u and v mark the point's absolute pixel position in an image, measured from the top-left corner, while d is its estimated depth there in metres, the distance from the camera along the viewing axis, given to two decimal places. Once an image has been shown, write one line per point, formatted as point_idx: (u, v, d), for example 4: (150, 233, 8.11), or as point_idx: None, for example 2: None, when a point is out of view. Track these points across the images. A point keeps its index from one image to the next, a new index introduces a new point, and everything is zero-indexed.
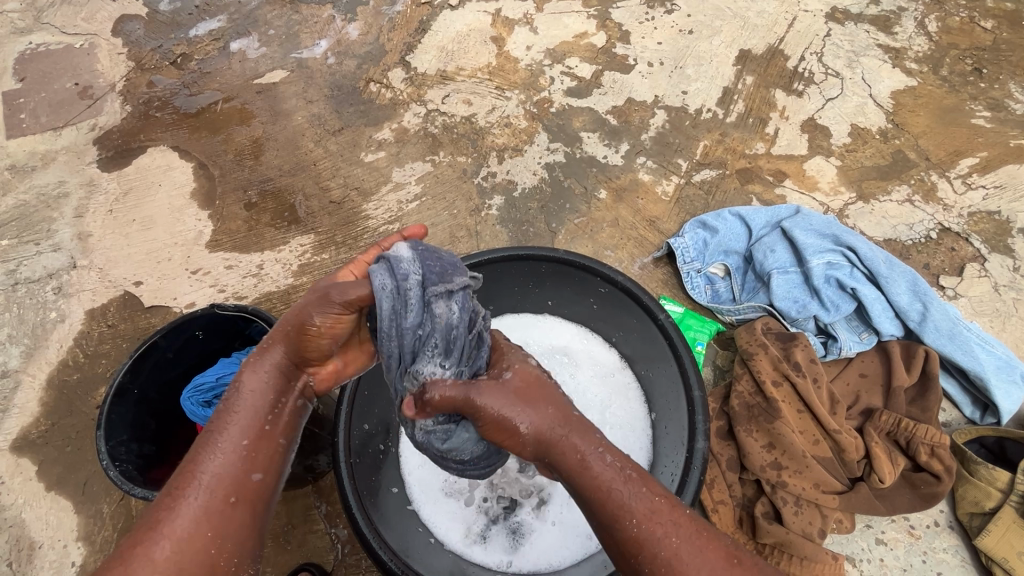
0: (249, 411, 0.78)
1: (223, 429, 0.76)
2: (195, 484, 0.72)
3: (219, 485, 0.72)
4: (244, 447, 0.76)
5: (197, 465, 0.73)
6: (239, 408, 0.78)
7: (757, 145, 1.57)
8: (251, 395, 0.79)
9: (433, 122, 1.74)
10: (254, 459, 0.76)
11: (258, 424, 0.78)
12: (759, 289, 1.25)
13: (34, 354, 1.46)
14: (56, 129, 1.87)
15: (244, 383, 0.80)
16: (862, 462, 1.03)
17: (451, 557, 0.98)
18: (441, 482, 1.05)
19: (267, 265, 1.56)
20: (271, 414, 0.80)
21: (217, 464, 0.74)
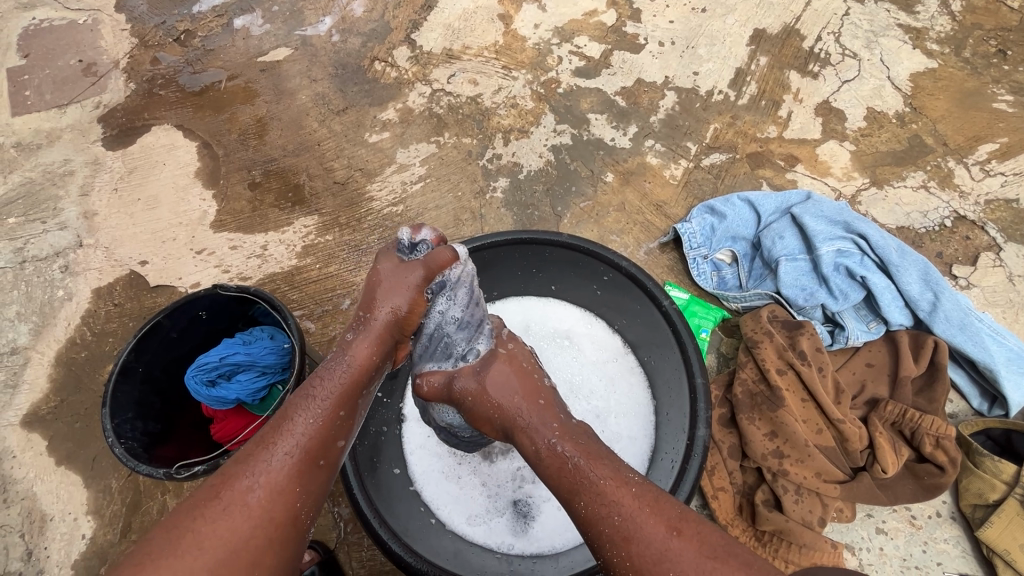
0: (345, 374, 0.78)
1: (319, 393, 0.75)
2: (287, 441, 0.70)
3: (307, 446, 0.71)
4: (342, 416, 0.76)
5: (290, 421, 0.72)
6: (345, 369, 0.78)
7: (770, 128, 1.53)
8: (354, 364, 0.79)
9: (439, 103, 1.71)
10: (339, 431, 0.75)
11: (354, 390, 0.78)
12: (767, 276, 1.23)
13: (42, 332, 1.48)
14: (60, 106, 1.86)
15: (354, 349, 0.80)
16: (865, 452, 1.02)
17: (452, 538, 0.99)
18: (444, 464, 1.07)
19: (271, 246, 1.56)
20: (369, 378, 0.81)
21: (310, 422, 0.73)
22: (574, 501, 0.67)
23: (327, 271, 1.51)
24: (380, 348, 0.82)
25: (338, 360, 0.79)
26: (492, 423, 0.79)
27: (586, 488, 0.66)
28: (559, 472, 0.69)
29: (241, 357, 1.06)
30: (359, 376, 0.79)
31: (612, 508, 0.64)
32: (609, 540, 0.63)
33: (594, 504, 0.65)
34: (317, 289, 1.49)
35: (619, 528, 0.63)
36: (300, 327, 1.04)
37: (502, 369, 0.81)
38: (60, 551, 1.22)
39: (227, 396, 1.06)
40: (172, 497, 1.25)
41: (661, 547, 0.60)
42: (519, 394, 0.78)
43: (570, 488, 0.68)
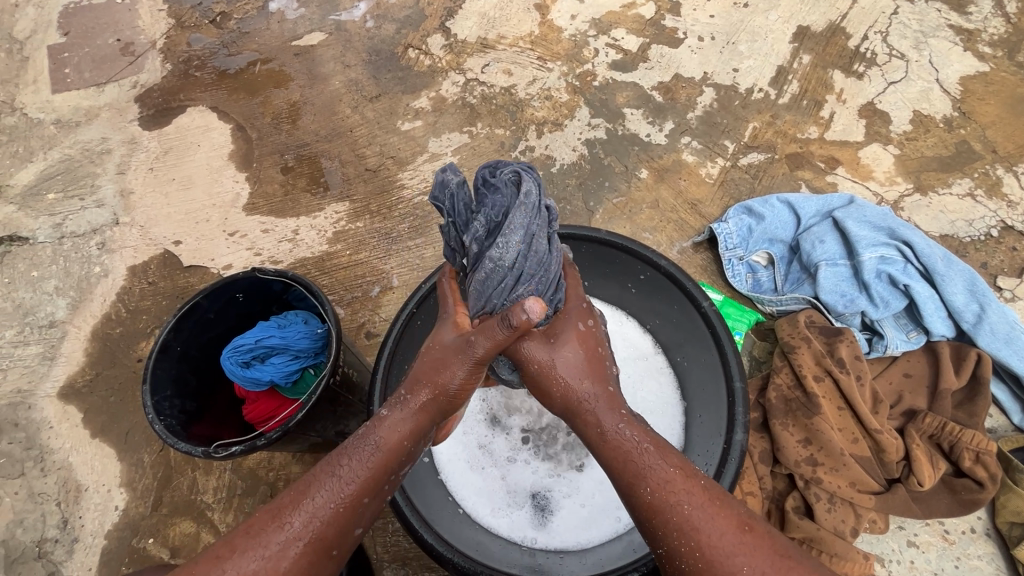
0: (371, 458, 0.72)
1: (345, 476, 0.70)
2: (298, 522, 0.67)
3: (321, 530, 0.68)
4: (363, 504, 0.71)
5: (307, 497, 0.69)
6: (371, 453, 0.72)
7: (811, 129, 1.49)
8: (387, 447, 0.73)
9: (472, 92, 1.70)
10: (358, 518, 0.71)
11: (382, 477, 0.72)
12: (804, 280, 1.20)
13: (80, 306, 1.51)
14: (99, 85, 1.89)
15: (386, 432, 0.73)
16: (901, 464, 1.00)
17: (478, 529, 0.99)
18: (470, 454, 1.07)
19: (302, 230, 1.57)
20: (397, 464, 0.74)
21: (329, 501, 0.69)
22: (639, 487, 0.68)
23: (357, 257, 1.52)
24: (416, 432, 0.74)
25: (367, 439, 0.73)
26: (552, 399, 0.76)
27: (651, 476, 0.68)
28: (623, 458, 0.70)
29: (276, 340, 1.07)
30: (388, 460, 0.73)
31: (681, 497, 0.67)
32: (673, 526, 0.66)
33: (661, 492, 0.67)
34: (347, 276, 1.50)
35: (687, 518, 0.65)
36: (336, 313, 1.04)
37: (575, 350, 0.77)
38: (94, 521, 1.25)
39: (262, 378, 1.07)
40: (202, 475, 1.28)
41: (732, 539, 0.64)
42: (587, 377, 0.76)
43: (633, 475, 0.69)
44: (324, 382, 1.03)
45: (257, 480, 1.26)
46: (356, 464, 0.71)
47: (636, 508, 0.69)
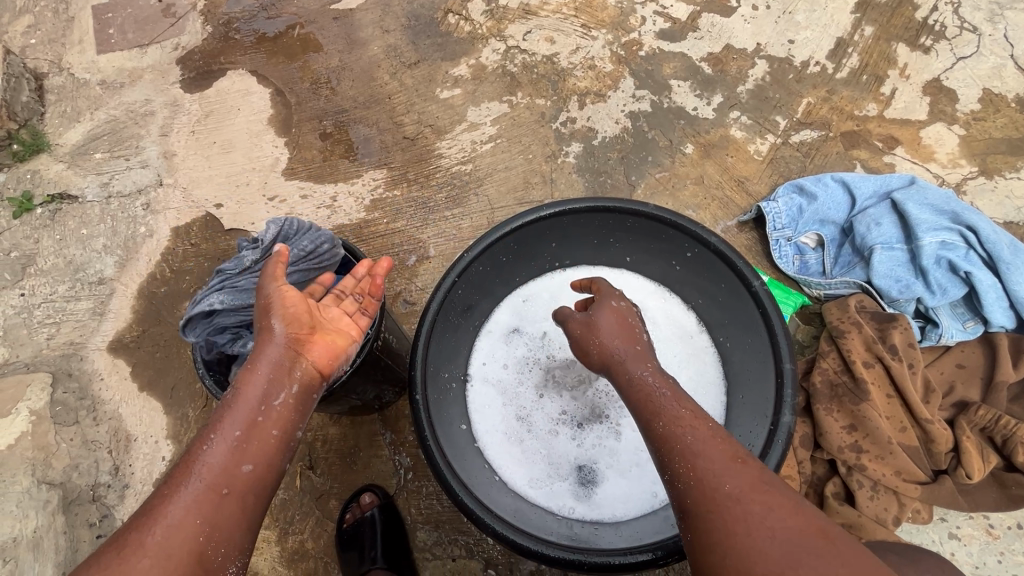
0: (242, 395, 0.76)
1: (224, 422, 0.74)
2: (191, 475, 0.70)
3: (221, 464, 0.71)
4: (261, 429, 0.75)
5: (195, 455, 0.72)
6: (238, 394, 0.76)
7: (869, 106, 1.42)
8: (248, 388, 0.77)
9: (513, 60, 1.66)
10: (249, 453, 0.74)
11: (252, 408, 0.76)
12: (856, 263, 1.15)
13: (126, 265, 1.55)
14: (142, 46, 1.90)
15: (247, 379, 0.78)
16: (949, 455, 0.97)
17: (515, 497, 1.01)
18: (507, 426, 1.09)
19: (340, 197, 1.58)
20: (270, 399, 0.77)
21: (214, 451, 0.72)
22: (654, 421, 0.73)
23: (394, 226, 1.52)
24: (277, 367, 0.80)
25: (233, 392, 0.77)
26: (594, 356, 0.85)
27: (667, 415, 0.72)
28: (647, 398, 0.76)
29: None
30: (258, 393, 0.77)
31: (687, 431, 0.70)
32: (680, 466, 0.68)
33: (671, 425, 0.71)
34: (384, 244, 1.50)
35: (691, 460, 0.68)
36: None
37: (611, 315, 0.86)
38: (143, 469, 1.31)
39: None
40: None
41: (726, 466, 0.66)
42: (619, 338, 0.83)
43: (652, 410, 0.74)
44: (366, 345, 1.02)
45: None
46: (224, 411, 0.75)
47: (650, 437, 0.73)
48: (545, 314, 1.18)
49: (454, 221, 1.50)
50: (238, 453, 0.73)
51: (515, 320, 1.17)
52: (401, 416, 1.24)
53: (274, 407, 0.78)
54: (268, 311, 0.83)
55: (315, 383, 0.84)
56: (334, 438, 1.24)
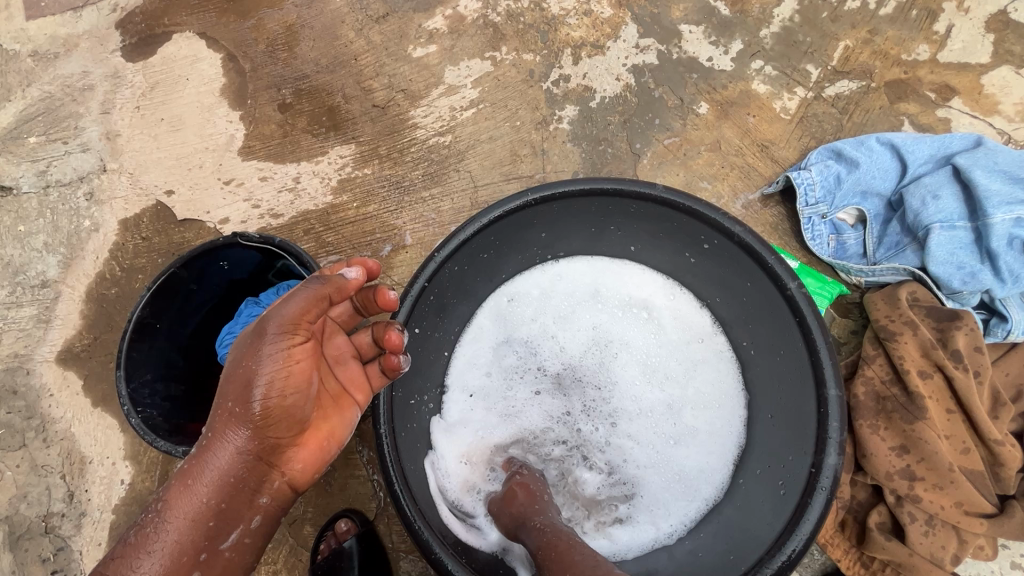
0: (194, 518, 0.69)
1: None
2: None
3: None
4: (202, 559, 0.70)
5: None
6: (187, 514, 0.69)
7: (921, 48, 1.19)
8: (182, 518, 0.69)
9: (495, 7, 1.41)
10: None
11: (199, 539, 0.69)
12: (908, 245, 0.96)
13: (71, 264, 1.39)
14: (74, 8, 1.66)
15: (205, 488, 0.69)
16: (1018, 478, 0.82)
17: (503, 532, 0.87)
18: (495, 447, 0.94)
19: (304, 179, 1.39)
20: (204, 546, 0.70)
21: None
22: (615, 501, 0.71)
23: (365, 211, 1.34)
24: (217, 502, 0.70)
25: (187, 500, 0.69)
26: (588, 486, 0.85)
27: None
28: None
29: None
30: (200, 522, 0.69)
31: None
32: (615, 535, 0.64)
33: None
34: (355, 232, 1.32)
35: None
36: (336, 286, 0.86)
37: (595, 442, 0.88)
38: (100, 494, 1.19)
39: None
40: None
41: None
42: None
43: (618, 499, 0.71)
44: None
45: None
46: (168, 527, 0.69)
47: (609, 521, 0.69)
48: (534, 312, 1.01)
49: (433, 203, 1.31)
50: None
51: (502, 322, 1.00)
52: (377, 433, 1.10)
53: (216, 553, 0.71)
54: (249, 390, 0.67)
55: (280, 505, 0.74)
56: None
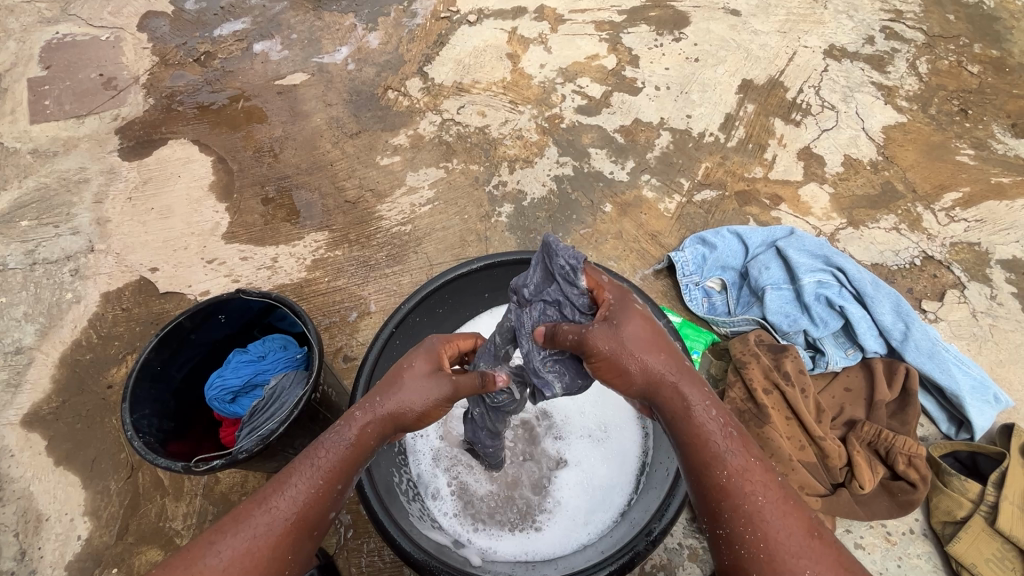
0: (343, 453, 0.75)
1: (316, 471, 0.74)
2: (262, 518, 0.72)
3: (297, 521, 0.71)
4: (336, 490, 0.74)
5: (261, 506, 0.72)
6: (345, 446, 0.75)
7: (756, 169, 1.65)
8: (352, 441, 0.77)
9: (448, 131, 1.81)
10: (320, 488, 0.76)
11: (350, 469, 0.75)
12: (754, 303, 1.32)
13: (48, 333, 1.50)
14: (79, 117, 1.92)
15: (358, 429, 0.76)
16: (844, 469, 1.09)
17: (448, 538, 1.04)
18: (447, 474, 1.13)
19: (281, 258, 1.61)
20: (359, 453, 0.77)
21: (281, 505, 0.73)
22: (715, 467, 0.69)
23: (335, 284, 1.57)
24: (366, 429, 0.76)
25: (340, 436, 0.76)
26: (629, 382, 0.73)
27: (732, 464, 0.69)
28: (684, 414, 0.72)
29: (260, 373, 1.12)
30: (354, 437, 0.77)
31: (755, 489, 0.68)
32: (726, 511, 0.68)
33: (737, 477, 0.69)
34: (324, 302, 1.54)
35: (738, 504, 0.68)
36: (318, 332, 1.07)
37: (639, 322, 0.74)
38: (54, 552, 1.21)
39: (241, 418, 1.11)
40: (171, 501, 1.26)
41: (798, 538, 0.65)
42: (660, 358, 0.73)
43: (706, 459, 0.70)
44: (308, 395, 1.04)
45: (228, 504, 1.25)
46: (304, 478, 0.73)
47: (704, 487, 0.69)
48: None
49: (394, 277, 1.56)
50: (324, 502, 0.73)
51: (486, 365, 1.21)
52: None
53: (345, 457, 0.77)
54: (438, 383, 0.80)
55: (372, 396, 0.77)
56: None
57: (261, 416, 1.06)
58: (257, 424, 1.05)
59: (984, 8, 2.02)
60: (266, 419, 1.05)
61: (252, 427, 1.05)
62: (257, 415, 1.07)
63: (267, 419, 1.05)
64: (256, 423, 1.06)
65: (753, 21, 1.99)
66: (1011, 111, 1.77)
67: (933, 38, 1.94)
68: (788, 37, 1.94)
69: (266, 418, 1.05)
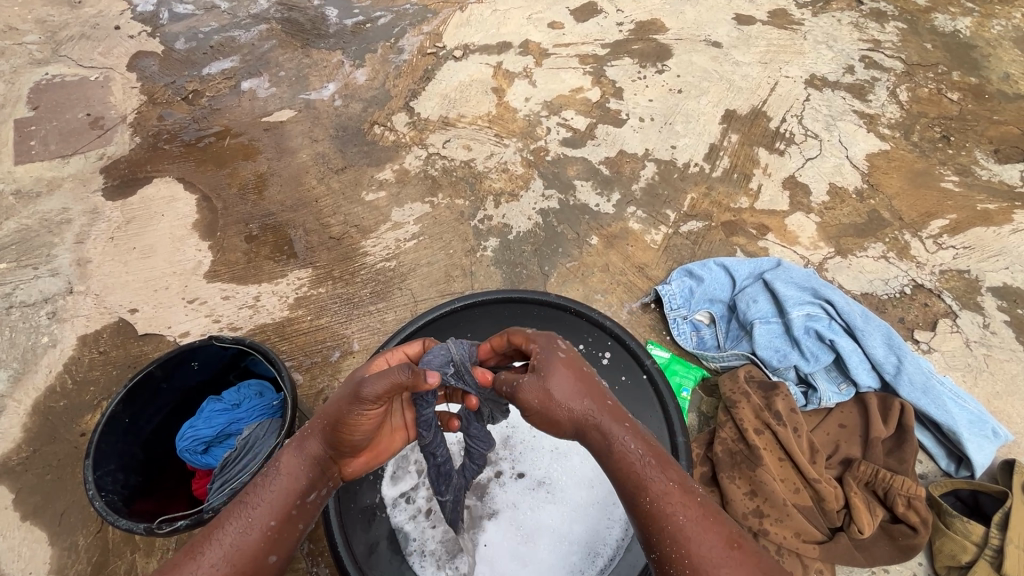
0: (275, 486, 0.75)
1: (253, 503, 0.74)
2: (205, 551, 0.70)
3: (235, 563, 0.70)
4: (272, 528, 0.74)
5: (214, 531, 0.73)
6: (277, 480, 0.75)
7: (741, 200, 1.65)
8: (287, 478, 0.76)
9: (434, 165, 1.81)
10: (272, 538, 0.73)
11: (288, 503, 0.75)
12: (743, 338, 1.30)
13: (22, 379, 1.46)
14: (64, 157, 1.92)
15: (286, 460, 0.76)
16: (842, 512, 1.05)
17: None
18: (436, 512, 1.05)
19: (264, 297, 1.59)
20: (306, 487, 0.77)
21: (236, 534, 0.72)
22: (641, 495, 0.70)
23: (318, 322, 1.54)
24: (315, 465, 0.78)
25: (272, 473, 0.76)
26: (561, 428, 0.75)
27: (654, 490, 0.69)
28: (605, 450, 0.73)
29: (233, 423, 1.08)
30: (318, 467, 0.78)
31: (676, 510, 0.69)
32: (655, 532, 0.69)
33: (660, 502, 0.69)
34: (306, 341, 1.51)
35: (663, 526, 0.68)
36: (292, 379, 1.04)
37: (567, 373, 0.76)
38: None
39: (212, 469, 1.07)
40: (141, 557, 1.20)
41: (720, 551, 0.67)
42: (585, 395, 0.75)
43: (636, 484, 0.70)
44: (280, 447, 1.00)
45: None
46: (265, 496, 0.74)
47: (635, 512, 0.70)
48: None
49: (378, 315, 1.54)
50: (262, 543, 0.72)
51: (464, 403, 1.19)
52: (320, 524, 1.19)
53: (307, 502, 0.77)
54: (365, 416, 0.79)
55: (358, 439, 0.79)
56: None
57: (231, 470, 1.02)
58: (228, 479, 1.01)
59: (960, 36, 2.06)
60: (237, 473, 1.01)
61: (223, 482, 1.01)
62: (227, 470, 1.02)
63: (237, 474, 1.01)
64: (226, 479, 1.01)
65: (734, 52, 2.02)
66: (992, 138, 1.78)
67: (912, 67, 1.96)
68: (770, 67, 1.97)
69: (237, 472, 1.01)
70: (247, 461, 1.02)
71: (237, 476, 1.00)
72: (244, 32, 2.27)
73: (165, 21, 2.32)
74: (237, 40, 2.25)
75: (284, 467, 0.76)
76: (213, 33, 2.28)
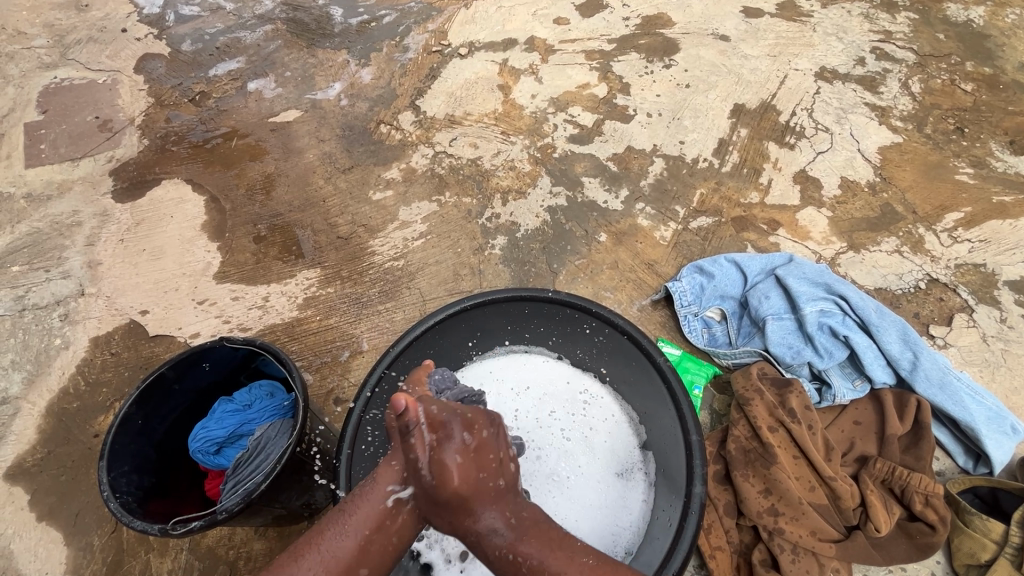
0: (375, 493, 0.74)
1: (350, 510, 0.73)
2: (309, 557, 0.69)
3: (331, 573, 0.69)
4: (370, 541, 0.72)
5: (316, 538, 0.71)
6: (376, 490, 0.74)
7: (751, 194, 1.63)
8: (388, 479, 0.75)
9: (440, 163, 1.80)
10: (369, 552, 0.71)
11: (384, 514, 0.73)
12: (755, 334, 1.29)
13: (36, 381, 1.47)
14: (74, 159, 1.93)
15: (386, 468, 0.76)
16: (858, 510, 1.04)
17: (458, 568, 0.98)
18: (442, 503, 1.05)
19: (273, 297, 1.59)
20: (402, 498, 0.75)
21: (338, 543, 0.70)
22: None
23: (327, 322, 1.54)
24: (415, 469, 0.76)
25: (372, 481, 0.75)
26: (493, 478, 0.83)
27: (558, 543, 0.73)
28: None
29: (244, 423, 1.08)
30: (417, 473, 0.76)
31: (580, 554, 0.71)
32: None
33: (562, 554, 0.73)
34: (316, 341, 1.51)
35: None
36: (303, 380, 1.04)
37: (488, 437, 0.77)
38: None
39: (226, 470, 1.07)
40: (156, 557, 1.21)
41: None
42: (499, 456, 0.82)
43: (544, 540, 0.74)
44: (292, 448, 1.00)
45: (215, 559, 1.20)
46: (362, 504, 0.74)
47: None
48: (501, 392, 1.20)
49: (387, 314, 1.54)
50: (365, 556, 0.71)
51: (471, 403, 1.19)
52: None
53: (402, 513, 0.74)
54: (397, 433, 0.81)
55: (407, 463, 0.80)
56: (260, 553, 1.20)
57: (243, 470, 1.02)
58: (241, 479, 1.01)
59: (973, 26, 2.02)
60: (250, 473, 1.01)
61: (236, 482, 1.01)
62: (240, 470, 1.03)
63: (249, 474, 1.01)
64: (239, 478, 1.02)
65: (742, 46, 2.00)
66: (1008, 128, 1.75)
67: (924, 57, 1.93)
68: (779, 60, 1.95)
69: (250, 473, 1.01)
70: (259, 461, 1.02)
71: (249, 476, 1.01)
72: (249, 33, 2.27)
73: (172, 23, 2.33)
74: (242, 41, 2.25)
75: (383, 475, 0.75)
76: (219, 34, 2.28)
